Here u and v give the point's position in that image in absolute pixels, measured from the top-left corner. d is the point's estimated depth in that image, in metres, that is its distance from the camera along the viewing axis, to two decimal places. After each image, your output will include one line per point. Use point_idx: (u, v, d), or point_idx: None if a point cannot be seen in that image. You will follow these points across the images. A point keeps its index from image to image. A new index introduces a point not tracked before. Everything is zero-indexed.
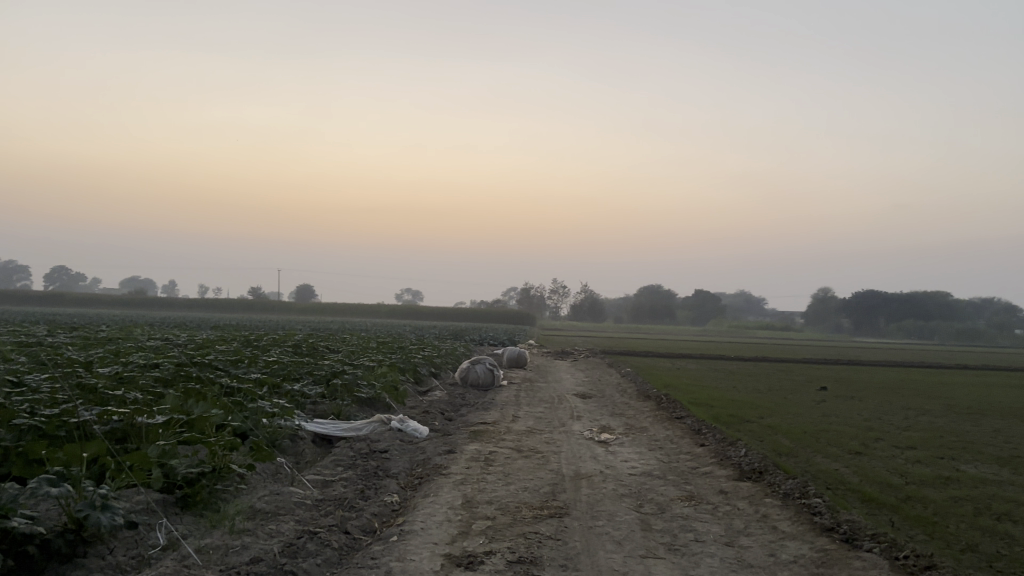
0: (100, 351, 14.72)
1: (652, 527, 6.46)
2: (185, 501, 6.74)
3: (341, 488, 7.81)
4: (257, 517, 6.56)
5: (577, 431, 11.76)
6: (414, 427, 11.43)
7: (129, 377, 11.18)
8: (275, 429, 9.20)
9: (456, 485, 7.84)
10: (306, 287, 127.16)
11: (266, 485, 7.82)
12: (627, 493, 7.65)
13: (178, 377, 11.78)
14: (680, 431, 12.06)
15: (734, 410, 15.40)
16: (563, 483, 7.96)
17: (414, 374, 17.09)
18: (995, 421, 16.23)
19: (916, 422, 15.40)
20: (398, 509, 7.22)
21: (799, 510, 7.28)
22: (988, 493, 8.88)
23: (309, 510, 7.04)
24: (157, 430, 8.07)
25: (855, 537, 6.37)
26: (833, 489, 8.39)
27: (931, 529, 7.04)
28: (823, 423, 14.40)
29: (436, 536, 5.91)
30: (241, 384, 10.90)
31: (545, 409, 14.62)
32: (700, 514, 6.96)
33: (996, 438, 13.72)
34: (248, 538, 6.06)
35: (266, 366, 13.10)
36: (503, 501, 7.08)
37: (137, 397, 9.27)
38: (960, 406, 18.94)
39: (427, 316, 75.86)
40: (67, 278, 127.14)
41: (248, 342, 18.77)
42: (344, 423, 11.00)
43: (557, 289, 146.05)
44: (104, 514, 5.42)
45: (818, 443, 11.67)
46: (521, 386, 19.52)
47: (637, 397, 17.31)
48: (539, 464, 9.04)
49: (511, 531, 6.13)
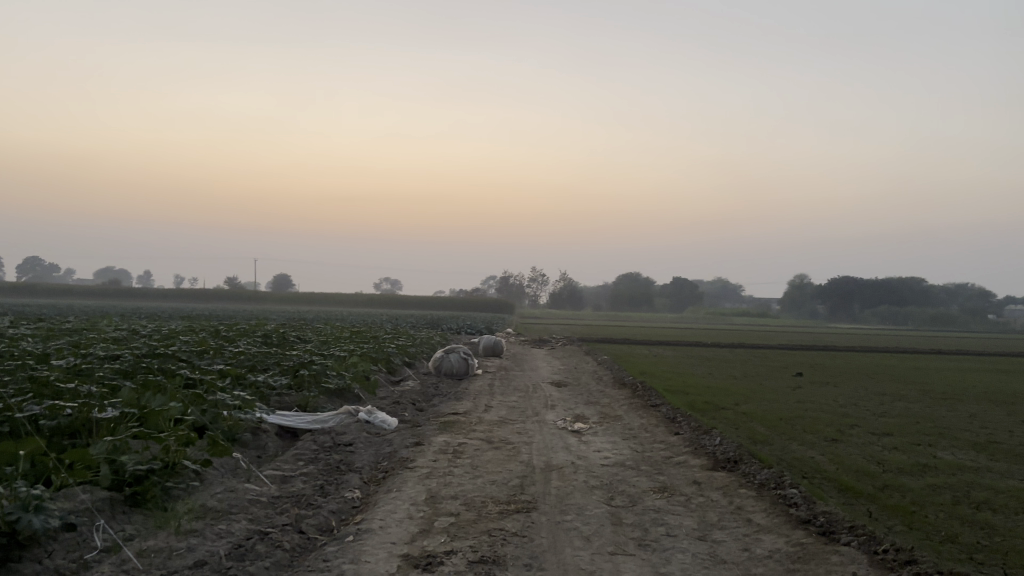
0: (59, 342, 14.18)
1: (622, 521, 6.21)
2: (135, 499, 6.38)
3: (300, 484, 7.49)
4: (207, 516, 6.22)
5: (550, 420, 11.51)
6: (383, 419, 11.11)
7: (86, 369, 10.77)
8: (236, 423, 8.82)
9: (421, 479, 7.53)
10: (283, 279, 126.22)
11: (223, 481, 7.47)
12: (599, 485, 7.40)
13: (138, 368, 11.35)
14: (655, 420, 11.85)
15: (710, 397, 15.20)
16: (532, 476, 7.69)
17: (387, 364, 16.77)
18: (970, 406, 16.19)
19: (892, 408, 15.32)
20: (359, 506, 6.92)
21: (776, 501, 7.06)
22: (966, 481, 8.74)
23: (265, 508, 6.72)
24: (110, 424, 7.70)
25: (833, 529, 6.16)
26: (809, 478, 8.20)
27: (910, 520, 6.86)
28: (800, 409, 14.25)
29: (394, 535, 5.61)
30: (203, 376, 10.52)
31: (520, 398, 14.33)
32: (673, 507, 6.71)
33: (972, 423, 13.65)
34: (195, 539, 5.72)
35: (231, 358, 12.67)
36: (469, 496, 6.79)
37: (91, 391, 8.87)
38: (936, 391, 18.89)
39: (405, 305, 75.48)
40: (38, 270, 125.00)
41: (215, 333, 18.28)
42: (309, 415, 10.66)
43: (537, 278, 146.11)
44: (38, 516, 5.07)
45: (794, 431, 11.49)
46: (496, 375, 19.24)
47: (613, 385, 17.10)
48: (509, 455, 8.77)
49: (475, 528, 5.83)
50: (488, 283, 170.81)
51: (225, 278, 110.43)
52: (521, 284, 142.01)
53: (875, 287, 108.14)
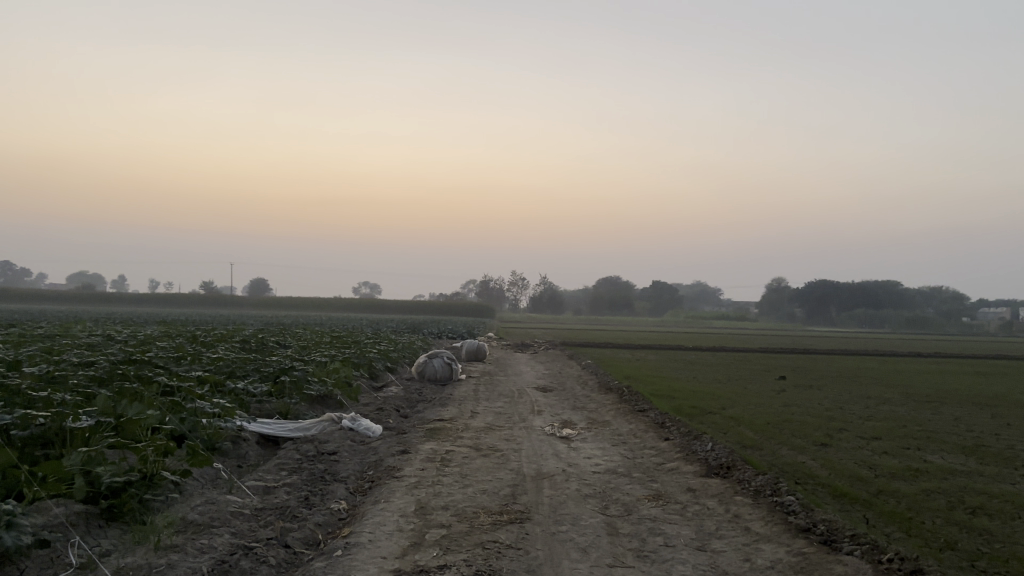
0: (32, 349, 13.76)
1: (619, 531, 6.05)
2: (111, 512, 6.10)
3: (284, 495, 7.25)
4: (188, 530, 5.96)
5: (537, 426, 11.34)
6: (367, 426, 10.88)
7: (60, 377, 10.42)
8: (216, 432, 8.55)
9: (409, 489, 7.31)
10: (260, 282, 125.24)
11: (203, 492, 7.22)
12: (592, 493, 7.23)
13: (114, 375, 11.02)
14: (643, 425, 11.71)
15: (697, 402, 15.09)
16: (524, 485, 7.50)
17: (369, 369, 16.52)
18: (954, 409, 16.22)
19: (877, 411, 15.32)
20: (345, 518, 6.70)
21: (773, 509, 6.92)
22: (959, 485, 8.67)
23: (248, 521, 6.48)
24: (84, 433, 7.40)
25: (834, 538, 6.03)
26: (803, 484, 8.09)
27: (908, 526, 6.76)
28: (786, 413, 14.19)
29: (385, 549, 5.40)
30: (181, 384, 10.21)
31: (505, 403, 14.14)
32: (668, 516, 6.56)
33: (958, 426, 13.67)
34: (175, 555, 5.46)
35: (210, 364, 12.36)
36: (460, 506, 6.60)
37: (66, 399, 8.55)
38: (918, 394, 18.92)
39: (384, 309, 75.03)
40: (10, 273, 123.14)
41: (194, 338, 17.87)
42: (291, 423, 10.39)
43: (517, 281, 146.15)
44: (9, 532, 4.79)
45: (783, 435, 11.41)
46: (480, 379, 19.04)
47: (598, 390, 16.95)
48: (498, 463, 8.57)
49: (468, 541, 5.64)
50: (467, 285, 170.73)
51: (202, 283, 109.06)
52: (500, 288, 141.91)
53: (851, 291, 109.27)
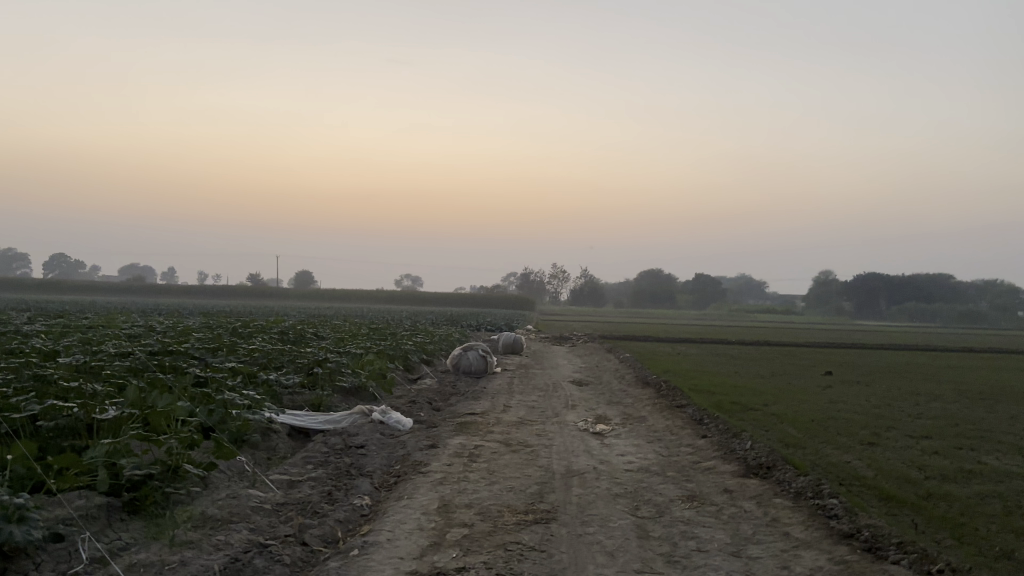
0: (71, 340, 13.87)
1: (649, 534, 5.76)
2: (133, 505, 6.00)
3: (307, 490, 7.12)
4: (206, 525, 5.84)
5: (571, 422, 11.05)
6: (397, 419, 10.72)
7: (95, 367, 10.45)
8: (244, 423, 8.46)
9: (433, 485, 7.12)
10: (305, 275, 127.06)
11: (228, 485, 7.12)
12: (622, 493, 6.94)
13: (148, 367, 11.01)
14: (680, 421, 11.36)
15: (738, 398, 14.64)
16: (552, 483, 7.25)
17: (404, 362, 16.43)
18: (1011, 407, 15.48)
19: (927, 408, 14.69)
20: (367, 515, 6.55)
21: (814, 513, 6.57)
22: (1015, 489, 8.18)
23: (268, 516, 6.36)
24: (111, 425, 7.34)
25: (879, 546, 5.67)
26: (847, 485, 7.70)
27: (959, 533, 6.35)
28: (831, 410, 13.67)
29: (403, 550, 5.20)
30: (213, 375, 10.16)
31: (539, 397, 13.91)
32: (703, 519, 6.25)
33: (1015, 426, 12.98)
34: (190, 552, 5.33)
35: (244, 355, 12.31)
36: (484, 505, 6.38)
37: (97, 390, 8.53)
38: (973, 392, 18.07)
39: (425, 302, 75.30)
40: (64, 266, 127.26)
41: (232, 329, 17.90)
42: (322, 415, 10.30)
43: (558, 272, 145.97)
44: (21, 527, 4.68)
45: (828, 433, 10.97)
46: (516, 372, 18.83)
47: (636, 385, 16.57)
48: (527, 459, 8.33)
49: (490, 542, 5.42)
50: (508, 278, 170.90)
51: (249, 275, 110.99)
52: (541, 281, 141.64)
53: (902, 284, 106.40)
